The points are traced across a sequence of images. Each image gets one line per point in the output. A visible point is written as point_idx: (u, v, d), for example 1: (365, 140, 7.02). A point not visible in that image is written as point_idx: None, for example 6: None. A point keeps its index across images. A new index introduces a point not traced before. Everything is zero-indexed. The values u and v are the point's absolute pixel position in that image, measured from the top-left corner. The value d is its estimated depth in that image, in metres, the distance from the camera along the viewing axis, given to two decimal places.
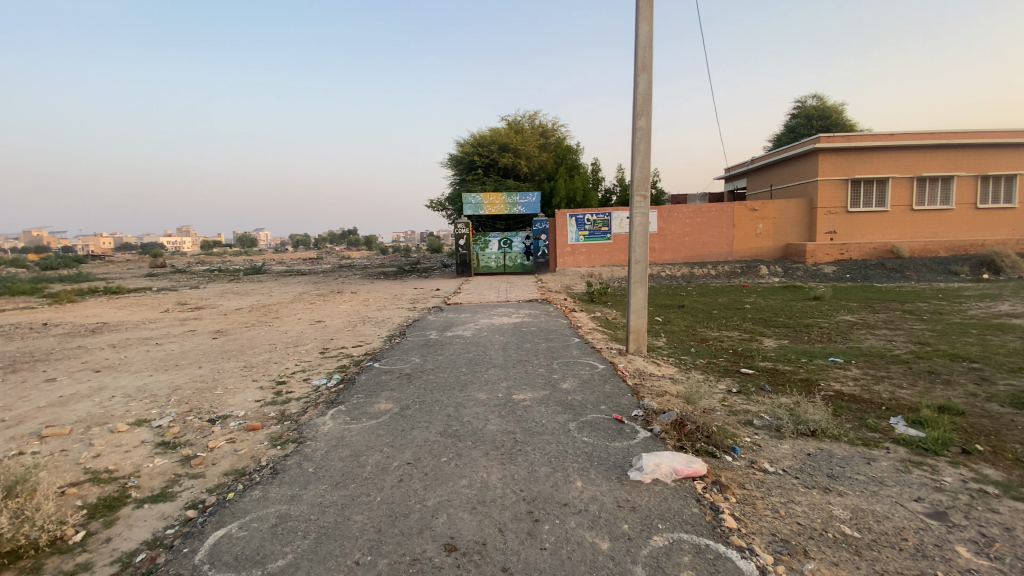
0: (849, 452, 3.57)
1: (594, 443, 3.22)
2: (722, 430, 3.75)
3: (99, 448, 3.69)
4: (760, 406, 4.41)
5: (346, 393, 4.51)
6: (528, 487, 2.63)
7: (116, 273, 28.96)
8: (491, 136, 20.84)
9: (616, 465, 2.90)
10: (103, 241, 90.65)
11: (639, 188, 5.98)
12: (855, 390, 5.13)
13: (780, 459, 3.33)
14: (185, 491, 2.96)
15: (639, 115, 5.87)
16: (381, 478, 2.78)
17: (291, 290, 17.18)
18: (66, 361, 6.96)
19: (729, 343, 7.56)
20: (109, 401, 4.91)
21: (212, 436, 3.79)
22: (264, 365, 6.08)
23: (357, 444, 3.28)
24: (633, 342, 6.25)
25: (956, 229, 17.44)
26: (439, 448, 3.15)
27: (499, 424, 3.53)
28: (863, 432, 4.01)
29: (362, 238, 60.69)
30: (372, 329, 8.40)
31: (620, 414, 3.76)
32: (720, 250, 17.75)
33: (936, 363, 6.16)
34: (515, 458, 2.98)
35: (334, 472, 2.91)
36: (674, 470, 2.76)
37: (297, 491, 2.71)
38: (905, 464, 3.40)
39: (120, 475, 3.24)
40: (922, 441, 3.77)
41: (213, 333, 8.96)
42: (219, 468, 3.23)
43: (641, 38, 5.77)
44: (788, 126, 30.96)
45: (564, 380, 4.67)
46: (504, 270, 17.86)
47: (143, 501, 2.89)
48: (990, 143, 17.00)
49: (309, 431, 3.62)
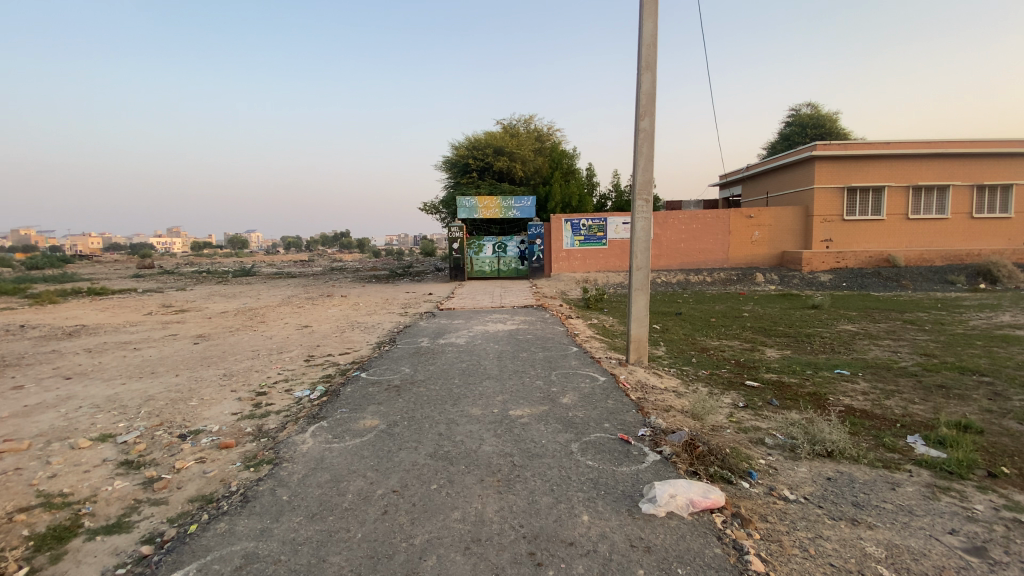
0: (870, 475, 3.31)
1: (600, 468, 2.93)
2: (735, 450, 3.49)
3: (56, 467, 3.35)
4: (771, 423, 4.15)
5: (329, 407, 4.18)
6: (529, 521, 2.35)
7: (100, 274, 28.40)
8: (486, 140, 20.73)
9: (625, 494, 2.62)
10: (91, 241, 89.51)
11: (641, 191, 5.74)
12: (866, 405, 4.91)
13: (800, 485, 3.06)
14: (144, 522, 2.63)
15: (642, 116, 5.64)
16: (364, 509, 2.48)
17: (280, 293, 16.78)
18: (39, 367, 6.58)
19: (730, 353, 7.35)
20: (74, 411, 4.55)
21: (180, 455, 3.45)
22: (244, 374, 5.76)
23: (339, 467, 2.98)
24: (633, 352, 5.98)
25: (951, 239, 17.44)
26: (428, 473, 2.85)
27: (495, 445, 3.23)
28: (881, 453, 3.77)
29: (355, 240, 60.27)
30: (361, 336, 8.08)
31: (625, 434, 3.48)
32: (715, 257, 17.59)
33: (945, 376, 5.96)
34: (514, 486, 2.69)
35: (310, 501, 2.60)
36: (691, 502, 2.48)
37: (267, 524, 2.40)
38: (931, 490, 3.15)
39: (74, 500, 2.91)
40: (946, 463, 3.53)
41: (196, 338, 8.59)
42: (184, 493, 2.90)
43: (645, 36, 5.55)
44: (781, 135, 31.07)
45: (563, 394, 4.38)
46: (498, 275, 17.60)
47: (97, 532, 2.56)
48: (985, 152, 17.04)
49: (287, 450, 3.31)
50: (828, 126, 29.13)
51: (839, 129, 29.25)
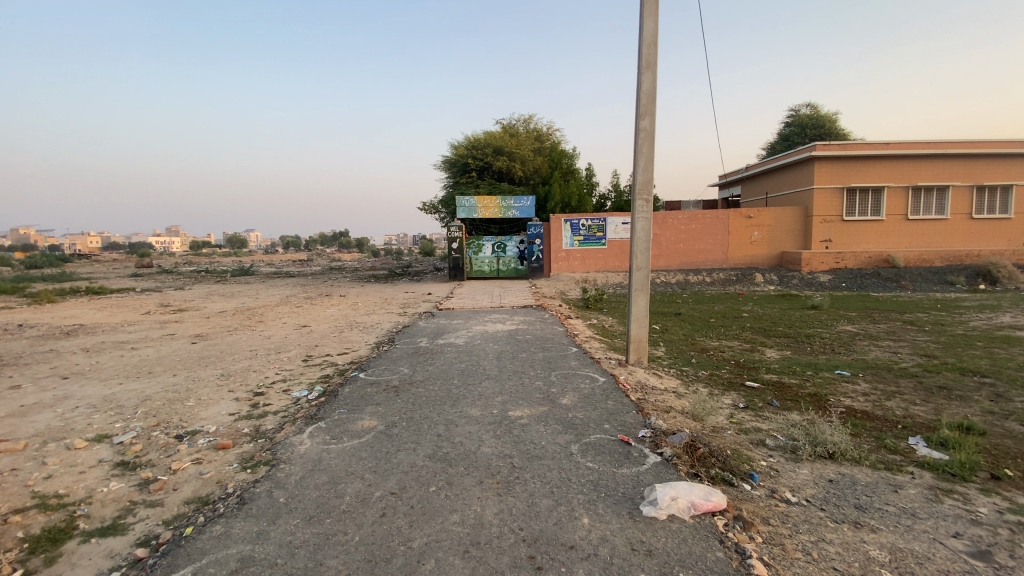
0: (872, 477, 3.29)
1: (600, 470, 2.91)
2: (736, 452, 3.46)
3: (51, 468, 3.26)
4: (772, 424, 4.13)
5: (327, 407, 4.15)
6: (528, 524, 2.32)
7: (98, 273, 28.28)
8: (486, 139, 20.69)
9: (625, 497, 2.59)
10: (89, 241, 89.29)
11: (641, 191, 5.71)
12: (867, 406, 4.89)
13: (802, 487, 3.04)
14: (138, 524, 2.58)
15: (642, 115, 5.61)
16: (361, 512, 2.45)
17: (278, 292, 16.73)
18: (35, 366, 6.54)
19: (730, 353, 7.32)
20: (70, 411, 4.49)
21: (177, 456, 3.40)
22: (242, 374, 5.73)
23: (337, 469, 2.95)
24: (633, 352, 5.95)
25: (951, 239, 17.44)
26: (426, 475, 2.82)
27: (495, 447, 3.20)
28: (883, 454, 3.75)
29: (354, 240, 60.11)
30: (360, 336, 8.04)
31: (625, 435, 3.45)
32: (715, 258, 17.57)
33: (946, 377, 5.93)
34: (513, 488, 2.67)
35: (307, 504, 2.57)
36: (692, 504, 2.46)
37: (264, 527, 2.37)
38: (934, 493, 3.13)
39: (69, 502, 2.85)
40: (948, 465, 3.51)
41: (194, 337, 8.54)
42: (180, 494, 2.86)
43: (646, 35, 5.52)
44: (781, 135, 31.06)
45: (563, 395, 4.35)
46: (497, 274, 17.57)
47: (92, 534, 2.52)
48: (985, 153, 17.05)
49: (284, 451, 3.27)
50: (827, 126, 29.13)
51: (839, 130, 29.24)
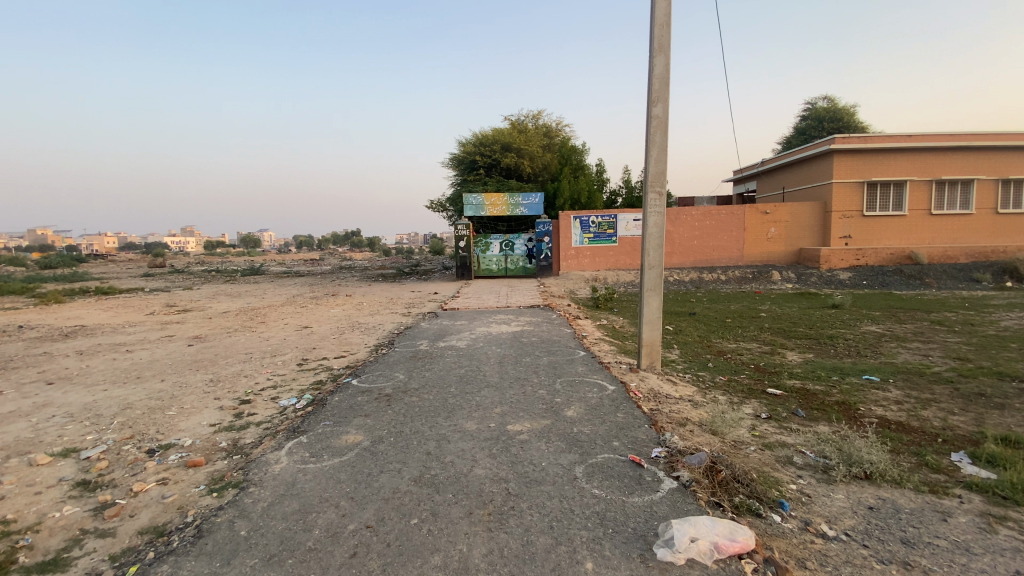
0: (916, 503, 2.88)
1: (607, 498, 2.55)
2: (762, 474, 3.08)
3: (5, 489, 2.95)
4: (799, 438, 3.73)
5: (312, 419, 3.85)
6: (520, 571, 1.98)
7: (114, 272, 28.49)
8: (493, 135, 20.23)
9: (636, 535, 2.23)
10: (106, 241, 90.64)
11: (654, 184, 5.31)
12: (900, 416, 4.48)
13: (839, 517, 2.65)
14: (82, 559, 2.24)
15: (654, 102, 5.22)
16: (329, 551, 2.12)
17: (282, 292, 16.48)
18: (23, 372, 6.28)
19: (749, 356, 6.89)
20: (44, 421, 4.20)
21: (142, 475, 3.09)
22: (232, 379, 5.45)
23: (310, 494, 2.63)
24: (645, 357, 5.56)
25: (975, 235, 16.73)
26: (408, 504, 2.49)
27: (489, 469, 2.86)
28: (924, 474, 3.33)
29: (365, 240, 60.23)
30: (359, 338, 7.74)
31: (636, 455, 3.09)
32: (730, 255, 17.00)
33: (983, 383, 5.45)
34: (506, 522, 2.32)
35: (269, 539, 2.25)
36: (716, 546, 2.09)
37: (215, 569, 2.05)
38: (987, 521, 2.71)
39: (13, 530, 2.50)
40: (999, 486, 3.09)
41: (191, 340, 8.23)
42: (136, 523, 2.53)
43: (658, 14, 5.13)
44: (797, 130, 30.35)
45: (568, 405, 3.99)
46: (504, 274, 17.14)
47: (29, 571, 2.17)
48: (1012, 145, 16.33)
49: (256, 472, 2.95)
50: (845, 118, 28.36)
51: (857, 123, 28.44)
